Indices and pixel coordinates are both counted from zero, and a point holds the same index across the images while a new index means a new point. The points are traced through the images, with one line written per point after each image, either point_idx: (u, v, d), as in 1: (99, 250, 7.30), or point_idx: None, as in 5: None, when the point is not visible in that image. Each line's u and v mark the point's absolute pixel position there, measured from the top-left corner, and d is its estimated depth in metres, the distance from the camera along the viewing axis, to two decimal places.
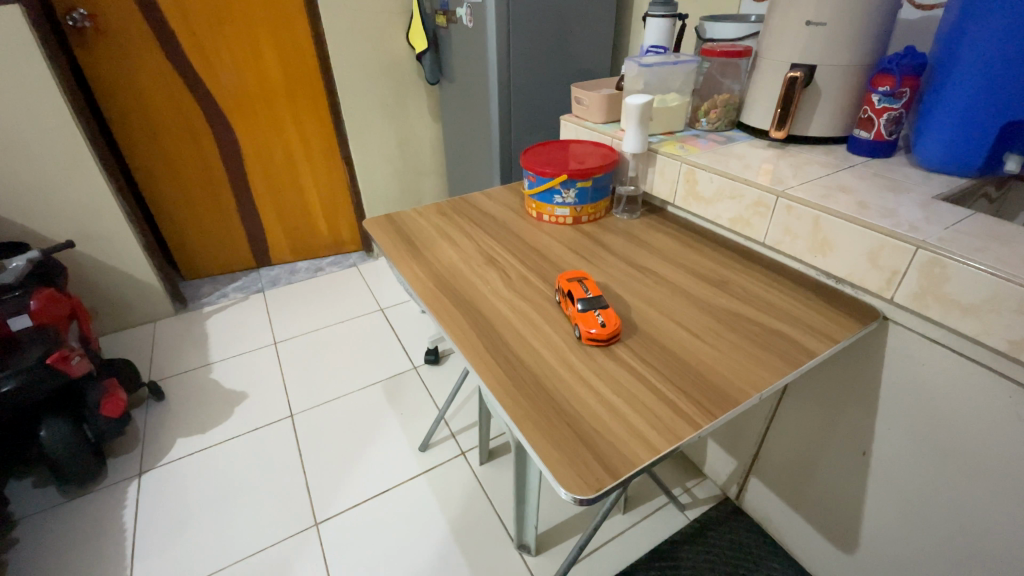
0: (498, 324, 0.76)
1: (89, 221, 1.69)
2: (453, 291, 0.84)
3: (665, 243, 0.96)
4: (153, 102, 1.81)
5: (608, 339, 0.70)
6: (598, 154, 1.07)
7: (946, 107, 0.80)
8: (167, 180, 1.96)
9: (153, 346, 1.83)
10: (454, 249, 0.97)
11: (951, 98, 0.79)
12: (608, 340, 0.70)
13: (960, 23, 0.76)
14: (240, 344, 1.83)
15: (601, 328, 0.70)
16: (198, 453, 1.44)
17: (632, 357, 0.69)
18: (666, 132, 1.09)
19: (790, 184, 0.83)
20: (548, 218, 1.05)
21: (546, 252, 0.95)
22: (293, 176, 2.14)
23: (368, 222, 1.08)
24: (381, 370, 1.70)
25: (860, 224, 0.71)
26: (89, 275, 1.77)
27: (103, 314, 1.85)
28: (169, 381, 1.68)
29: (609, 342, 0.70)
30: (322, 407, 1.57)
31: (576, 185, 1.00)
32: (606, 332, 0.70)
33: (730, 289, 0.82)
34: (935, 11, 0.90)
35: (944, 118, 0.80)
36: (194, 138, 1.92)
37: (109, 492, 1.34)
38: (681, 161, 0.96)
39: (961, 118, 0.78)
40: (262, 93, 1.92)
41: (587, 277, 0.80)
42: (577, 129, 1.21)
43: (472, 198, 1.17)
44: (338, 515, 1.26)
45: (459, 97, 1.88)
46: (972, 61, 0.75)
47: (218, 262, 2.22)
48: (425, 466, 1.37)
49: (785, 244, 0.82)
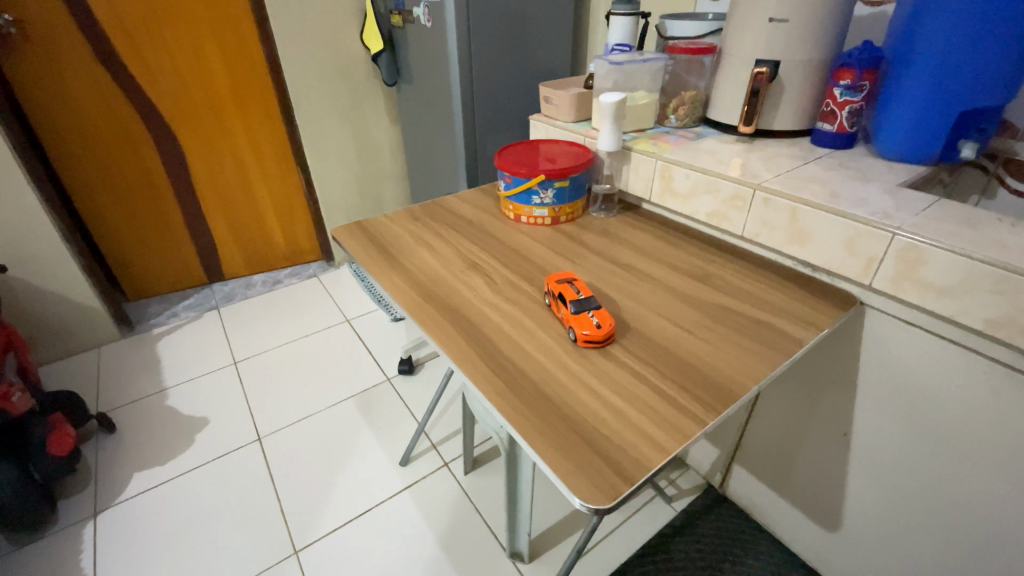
0: (489, 331, 0.73)
1: (19, 241, 1.54)
2: (438, 300, 0.81)
3: (645, 240, 0.96)
4: (85, 110, 1.67)
5: (604, 342, 0.69)
6: (572, 153, 1.06)
7: (905, 101, 0.84)
8: (105, 194, 1.82)
9: (98, 374, 1.69)
10: (433, 255, 0.94)
11: (909, 93, 0.83)
12: (603, 343, 0.69)
13: (915, 22, 0.79)
14: (197, 366, 1.72)
15: (595, 330, 0.69)
16: (159, 487, 1.33)
17: (631, 360, 0.68)
18: (636, 130, 1.09)
19: (764, 177, 0.85)
20: (526, 219, 1.03)
21: (528, 254, 0.93)
22: (245, 186, 2.03)
23: (337, 231, 1.02)
24: (353, 384, 1.64)
25: (836, 214, 0.73)
26: (21, 302, 1.61)
27: (36, 343, 1.68)
28: (119, 411, 1.55)
29: (604, 344, 0.69)
30: (292, 427, 1.49)
31: (554, 186, 0.99)
32: (602, 335, 0.69)
33: (714, 282, 0.83)
34: (884, 7, 0.95)
35: (904, 108, 0.84)
36: (133, 148, 1.78)
37: (57, 540, 1.21)
38: (657, 158, 0.96)
39: (921, 112, 0.82)
40: (208, 98, 1.81)
41: (577, 277, 0.78)
42: (547, 129, 1.20)
43: (445, 202, 1.14)
44: (320, 540, 1.20)
45: (419, 98, 1.84)
46: (927, 57, 0.79)
47: (166, 280, 2.08)
48: (407, 481, 1.33)
49: (763, 235, 0.84)
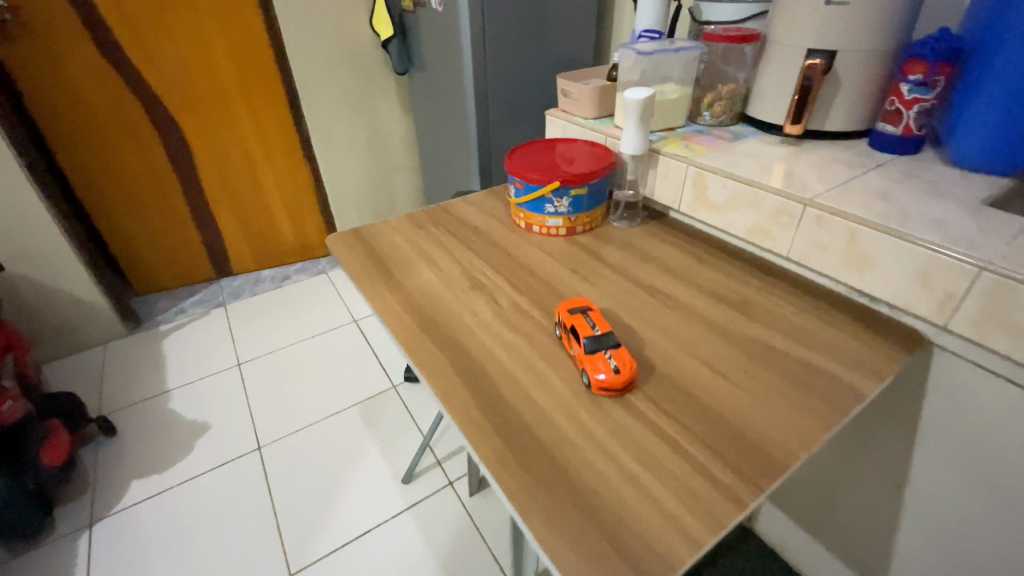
0: (490, 369, 0.64)
1: (20, 237, 1.50)
2: (435, 327, 0.71)
3: (673, 257, 0.85)
4: (87, 101, 1.61)
5: (623, 390, 0.59)
6: (591, 155, 0.95)
7: (987, 101, 0.71)
8: (110, 187, 1.77)
9: (103, 372, 1.66)
10: (434, 270, 0.84)
11: (993, 92, 0.70)
12: (622, 390, 0.59)
13: (1006, 6, 0.66)
14: (201, 367, 1.67)
15: (613, 375, 0.59)
16: (156, 497, 1.29)
17: (655, 413, 0.57)
18: (666, 129, 0.97)
19: (816, 189, 0.73)
20: (538, 229, 0.93)
21: (540, 272, 0.83)
22: (252, 179, 1.96)
23: (332, 240, 0.93)
24: (358, 391, 1.57)
25: (907, 240, 0.61)
26: (24, 298, 1.58)
27: (40, 339, 1.65)
28: (121, 413, 1.51)
29: (623, 392, 0.59)
30: (294, 435, 1.43)
31: (570, 193, 0.89)
32: (621, 381, 0.59)
33: (754, 313, 0.72)
34: None
35: (988, 109, 0.70)
36: (137, 140, 1.73)
37: (51, 551, 1.18)
38: (688, 163, 0.84)
39: (1007, 114, 0.69)
40: (213, 88, 1.74)
41: (593, 307, 0.68)
42: (565, 126, 1.08)
43: (452, 207, 1.04)
44: (317, 562, 1.15)
45: (431, 87, 1.73)
46: (1020, 49, 0.66)
47: (174, 275, 2.03)
48: (409, 500, 1.26)
49: (813, 259, 0.72)
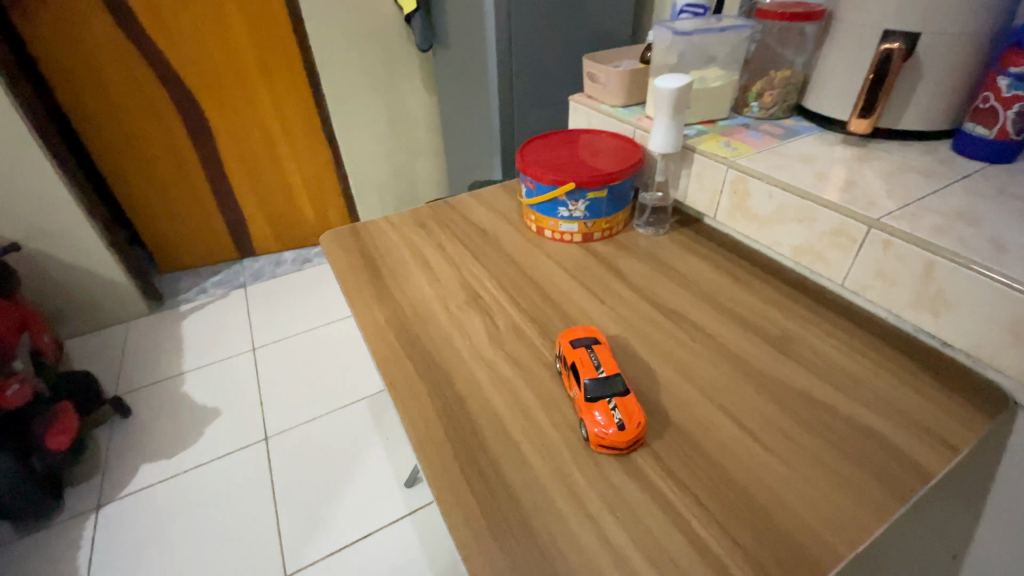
0: (477, 410, 0.55)
1: (43, 216, 1.50)
2: (422, 351, 0.64)
3: (703, 276, 0.74)
4: (107, 78, 1.59)
5: (625, 451, 0.50)
6: (616, 152, 0.83)
7: None
8: (133, 166, 1.76)
9: (124, 350, 1.67)
10: (431, 280, 0.76)
11: None
12: (625, 451, 0.50)
13: None
14: (216, 351, 1.66)
15: (614, 433, 0.49)
16: (163, 483, 1.28)
17: (664, 482, 0.48)
18: (704, 121, 0.84)
19: (885, 206, 0.60)
20: (551, 234, 0.83)
21: (547, 287, 0.74)
22: (273, 160, 1.92)
23: (326, 238, 0.86)
24: (368, 384, 1.53)
25: (1001, 284, 0.48)
26: (49, 276, 1.60)
27: (65, 315, 1.68)
28: (137, 394, 1.52)
29: (625, 453, 0.50)
30: (301, 427, 1.41)
31: (587, 196, 0.78)
32: (624, 441, 0.49)
33: (795, 354, 0.61)
34: None
35: None
36: (158, 119, 1.70)
37: (60, 532, 1.19)
38: (728, 166, 0.72)
39: None
40: (232, 66, 1.69)
41: (601, 339, 0.59)
42: (589, 114, 0.96)
43: (459, 204, 0.95)
44: (313, 564, 1.12)
45: (455, 67, 1.62)
46: None
47: (197, 254, 2.03)
48: (411, 506, 1.22)
49: (875, 291, 0.60)
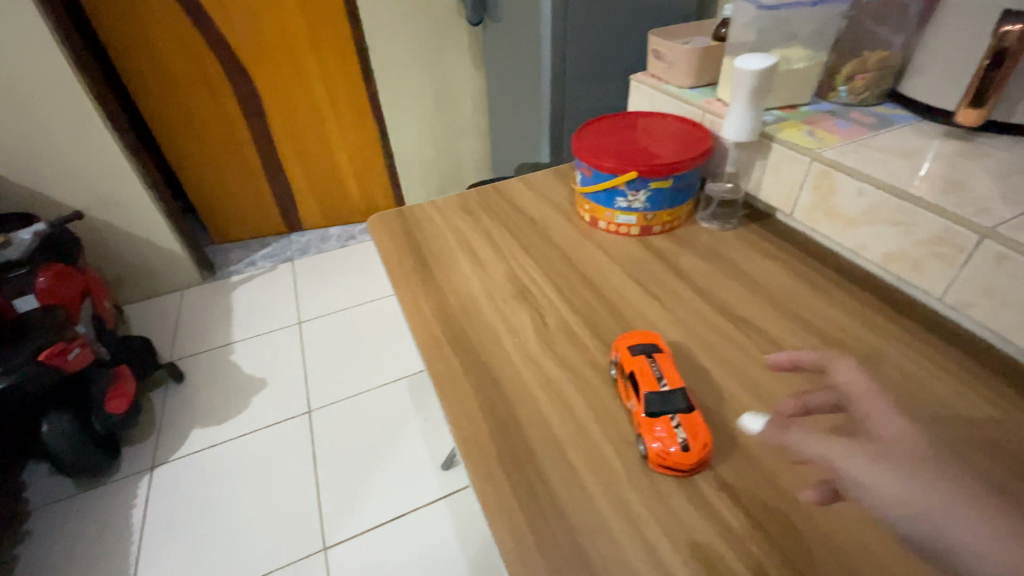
0: (525, 416, 0.52)
1: (104, 186, 1.56)
2: (467, 347, 0.61)
3: (774, 279, 0.67)
4: (165, 50, 1.62)
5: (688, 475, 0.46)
6: (681, 138, 0.77)
7: None
8: (188, 138, 1.80)
9: (177, 318, 1.74)
10: (477, 270, 0.73)
11: None
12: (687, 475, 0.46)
13: None
14: (263, 322, 1.71)
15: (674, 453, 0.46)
16: (211, 449, 1.34)
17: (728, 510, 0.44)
18: (784, 106, 0.77)
19: (1002, 212, 0.52)
20: (605, 225, 0.78)
21: (601, 283, 0.69)
22: (321, 135, 1.92)
23: (372, 221, 0.84)
24: (407, 364, 1.53)
25: None
26: (110, 244, 1.67)
27: (125, 282, 1.76)
28: (189, 361, 1.59)
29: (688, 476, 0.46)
30: (341, 403, 1.43)
31: (649, 185, 0.72)
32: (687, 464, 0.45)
33: (879, 374, 0.55)
34: None
35: None
36: (212, 92, 1.73)
37: (118, 487, 1.27)
38: (812, 158, 0.65)
39: None
40: (282, 39, 1.68)
41: (662, 347, 0.54)
42: (652, 95, 0.89)
43: (508, 189, 0.91)
44: (350, 539, 1.14)
45: (506, 42, 1.56)
46: None
47: (247, 226, 2.08)
48: (446, 489, 1.22)
49: (980, 308, 0.53)
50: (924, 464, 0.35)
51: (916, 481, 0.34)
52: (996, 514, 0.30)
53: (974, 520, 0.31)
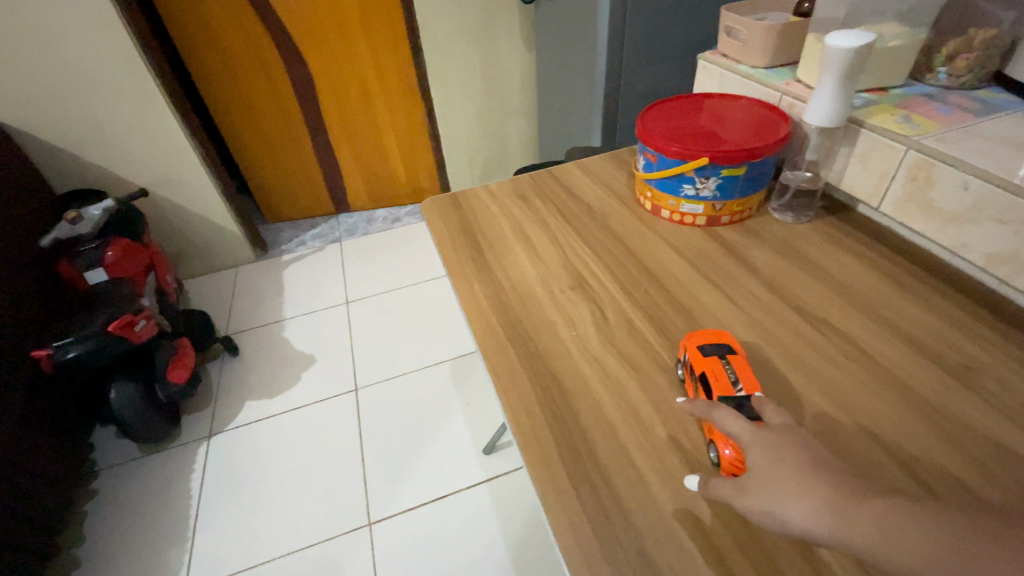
0: (586, 412, 0.51)
1: (167, 166, 1.62)
2: (524, 338, 0.60)
3: (855, 277, 0.63)
4: (223, 32, 1.65)
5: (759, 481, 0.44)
6: (756, 122, 0.72)
7: None
8: (244, 118, 1.85)
9: (233, 293, 1.81)
10: (533, 257, 0.71)
11: None
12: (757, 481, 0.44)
13: None
14: (313, 301, 1.75)
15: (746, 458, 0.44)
16: (264, 421, 1.39)
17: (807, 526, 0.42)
18: (874, 89, 0.70)
19: None
20: (668, 214, 0.74)
21: (664, 276, 0.66)
22: (369, 117, 1.93)
23: (426, 204, 0.83)
24: (450, 347, 1.54)
25: None
26: (172, 221, 1.74)
27: (185, 257, 1.84)
28: (243, 335, 1.65)
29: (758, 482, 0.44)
30: (386, 383, 1.45)
31: (720, 173, 0.68)
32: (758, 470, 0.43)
33: (978, 387, 0.50)
34: None
35: None
36: (267, 73, 1.76)
37: (179, 452, 1.34)
38: (909, 147, 0.59)
39: None
40: (335, 20, 1.69)
41: (736, 349, 0.52)
42: (722, 76, 0.84)
43: (564, 174, 0.88)
44: (394, 516, 1.17)
45: (560, 21, 1.50)
46: None
47: (297, 206, 2.13)
48: (488, 473, 1.23)
49: None
50: (796, 475, 0.37)
51: (787, 497, 0.36)
52: (864, 527, 0.33)
53: (840, 530, 0.34)
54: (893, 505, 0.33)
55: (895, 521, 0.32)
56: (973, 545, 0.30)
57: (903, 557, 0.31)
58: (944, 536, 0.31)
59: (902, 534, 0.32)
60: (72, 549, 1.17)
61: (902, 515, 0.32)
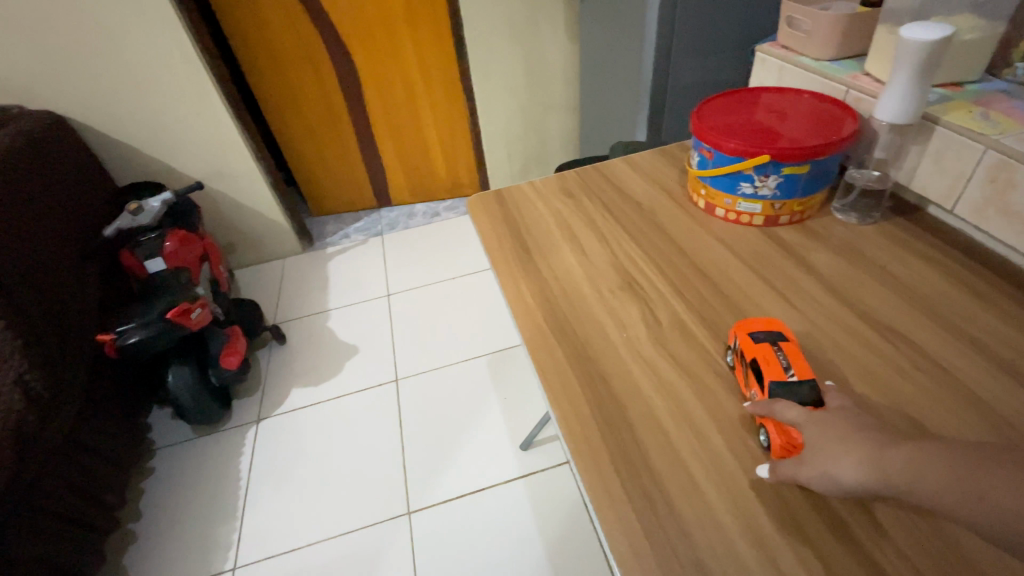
0: (635, 416, 0.50)
1: (221, 160, 1.69)
2: (572, 338, 0.59)
3: (926, 283, 0.59)
4: (274, 30, 1.70)
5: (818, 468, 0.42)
6: (819, 117, 0.68)
7: None
8: (292, 114, 1.91)
9: (280, 284, 1.88)
10: (580, 256, 0.70)
11: None
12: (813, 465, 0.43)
13: None
14: (355, 293, 1.79)
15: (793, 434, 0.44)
16: (308, 409, 1.44)
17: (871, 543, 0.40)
18: (947, 84, 0.66)
19: None
20: (722, 213, 0.72)
21: (717, 278, 0.64)
22: (412, 112, 1.96)
23: (472, 200, 0.84)
24: (488, 342, 1.55)
25: None
26: (224, 213, 1.82)
27: (236, 248, 1.92)
28: (289, 325, 1.71)
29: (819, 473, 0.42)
30: (424, 375, 1.47)
31: (781, 171, 0.65)
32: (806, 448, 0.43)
33: None
34: None
35: None
36: (314, 70, 1.80)
37: (230, 435, 1.40)
38: (987, 147, 0.55)
39: None
40: (380, 16, 1.71)
41: (787, 336, 0.52)
42: (781, 70, 0.80)
43: (612, 171, 0.87)
44: (431, 507, 1.19)
45: (605, 13, 1.47)
46: None
47: (341, 200, 2.19)
48: (525, 469, 1.23)
49: None
50: (842, 437, 0.40)
51: (838, 457, 0.39)
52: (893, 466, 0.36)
53: (882, 476, 0.36)
54: (919, 446, 0.35)
55: (922, 455, 0.35)
56: (989, 472, 0.32)
57: (932, 487, 0.34)
58: (957, 460, 0.33)
59: (929, 469, 0.34)
60: (132, 522, 1.25)
61: (926, 453, 0.35)
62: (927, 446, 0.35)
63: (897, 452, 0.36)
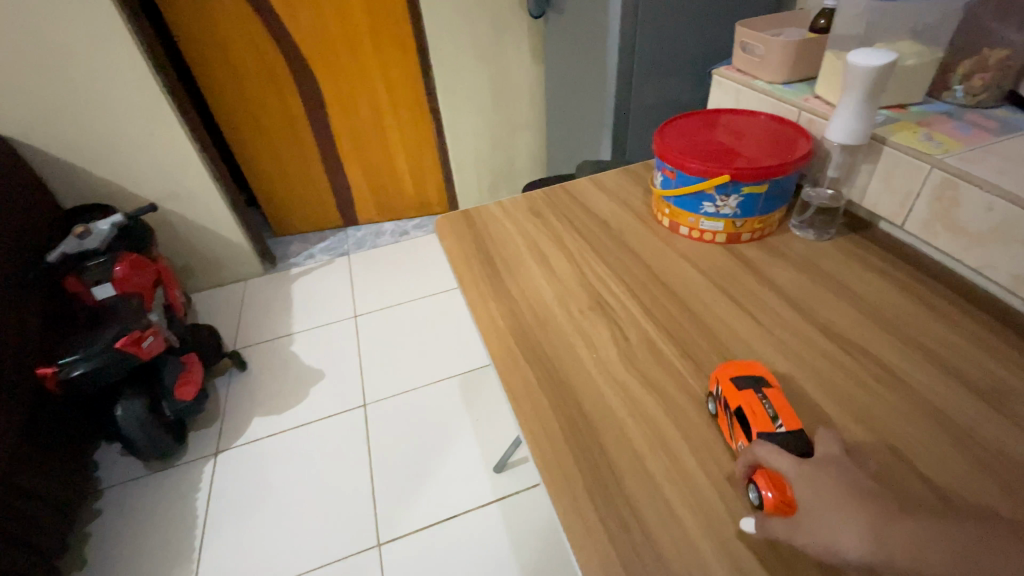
0: (608, 439, 0.50)
1: (176, 180, 1.63)
2: (543, 360, 0.58)
3: (880, 296, 0.61)
4: (234, 48, 1.67)
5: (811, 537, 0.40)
6: (774, 139, 0.71)
7: None
8: (253, 133, 1.86)
9: (241, 307, 1.81)
10: (550, 276, 0.70)
11: None
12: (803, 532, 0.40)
13: None
14: (320, 315, 1.74)
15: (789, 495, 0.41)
16: (270, 438, 1.37)
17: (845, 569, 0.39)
18: (893, 106, 0.69)
19: None
20: (687, 231, 0.73)
21: (684, 296, 0.65)
22: (378, 130, 1.94)
23: (439, 221, 0.82)
24: (458, 363, 1.52)
25: None
26: (180, 235, 1.74)
27: (193, 271, 1.84)
28: (251, 350, 1.64)
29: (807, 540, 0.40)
30: (393, 399, 1.43)
31: (741, 190, 0.67)
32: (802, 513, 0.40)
33: (1018, 415, 0.48)
34: None
35: None
36: (277, 89, 1.77)
37: (185, 470, 1.33)
38: (932, 165, 0.58)
39: None
40: (344, 35, 1.70)
41: (768, 382, 0.50)
42: (737, 92, 0.83)
43: (578, 190, 0.87)
44: (401, 537, 1.15)
45: (568, 36, 1.51)
46: None
47: (305, 219, 2.14)
48: (498, 492, 1.21)
49: None
50: (837, 501, 0.39)
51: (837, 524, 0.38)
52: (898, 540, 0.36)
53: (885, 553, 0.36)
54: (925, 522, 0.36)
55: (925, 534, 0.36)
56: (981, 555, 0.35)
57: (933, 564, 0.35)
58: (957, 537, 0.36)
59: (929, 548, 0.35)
60: (73, 573, 1.15)
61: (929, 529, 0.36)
62: (932, 526, 0.36)
63: (908, 528, 0.36)
